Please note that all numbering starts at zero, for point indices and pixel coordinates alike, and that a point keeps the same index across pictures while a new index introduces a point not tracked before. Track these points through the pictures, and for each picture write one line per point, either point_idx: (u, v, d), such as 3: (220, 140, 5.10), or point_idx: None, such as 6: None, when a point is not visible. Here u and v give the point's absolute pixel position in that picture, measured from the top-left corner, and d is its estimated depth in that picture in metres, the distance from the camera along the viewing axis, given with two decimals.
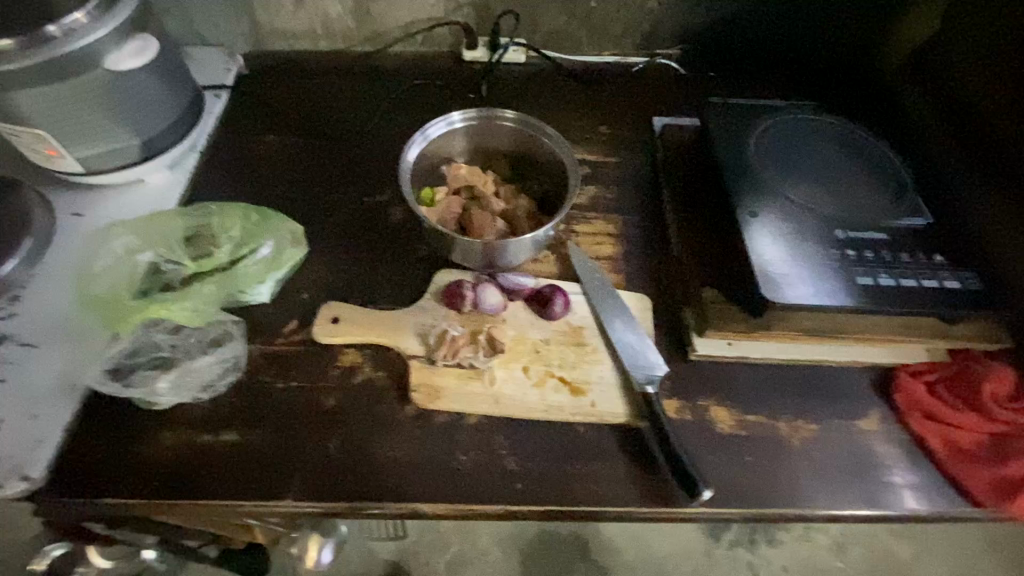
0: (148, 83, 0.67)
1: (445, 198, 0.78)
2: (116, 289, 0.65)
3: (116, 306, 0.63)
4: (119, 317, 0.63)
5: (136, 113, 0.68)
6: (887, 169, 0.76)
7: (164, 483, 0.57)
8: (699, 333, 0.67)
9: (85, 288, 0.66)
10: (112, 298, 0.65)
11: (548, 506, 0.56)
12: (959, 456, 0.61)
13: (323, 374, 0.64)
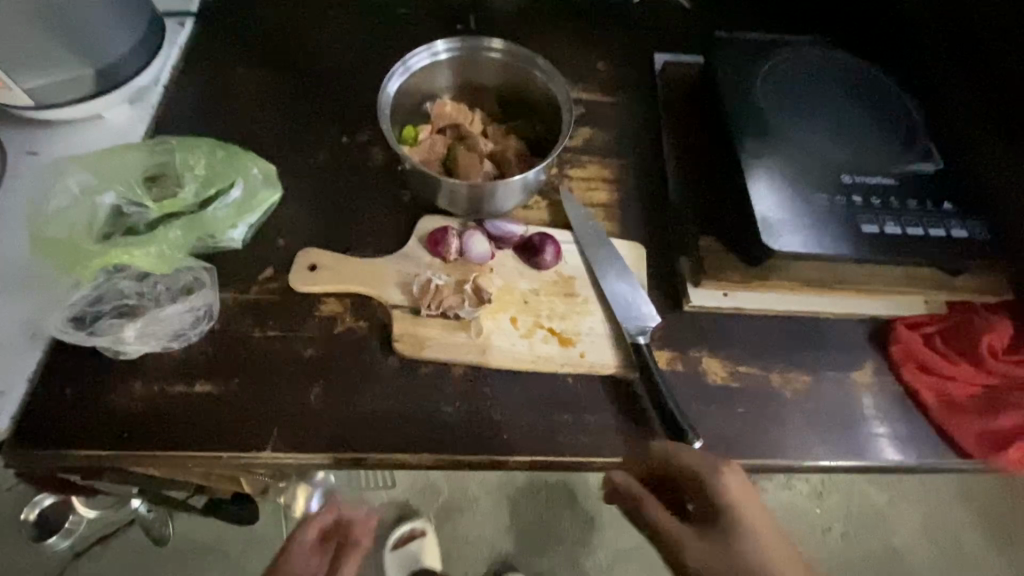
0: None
1: (429, 138, 0.71)
2: (73, 232, 0.60)
3: (75, 251, 0.59)
4: (79, 262, 0.59)
5: (81, 36, 0.65)
6: (898, 109, 0.71)
7: (137, 433, 0.55)
8: (696, 284, 0.66)
9: (38, 230, 0.61)
10: (68, 242, 0.60)
11: (538, 457, 0.57)
12: (952, 409, 0.63)
13: (302, 324, 0.62)
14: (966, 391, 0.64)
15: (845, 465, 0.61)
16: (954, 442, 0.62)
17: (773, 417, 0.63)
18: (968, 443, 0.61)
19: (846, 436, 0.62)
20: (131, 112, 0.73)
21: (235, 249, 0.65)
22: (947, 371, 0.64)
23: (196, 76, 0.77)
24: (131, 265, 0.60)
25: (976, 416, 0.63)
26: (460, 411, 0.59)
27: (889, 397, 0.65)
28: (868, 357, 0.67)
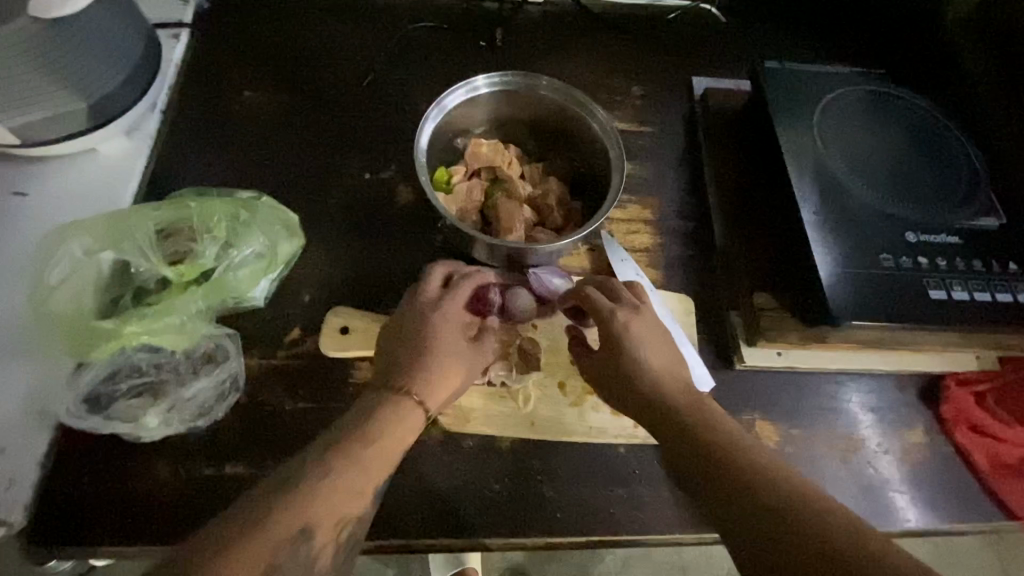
0: (100, 23, 0.60)
1: (464, 184, 0.66)
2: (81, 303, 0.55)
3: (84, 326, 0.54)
4: (90, 338, 0.54)
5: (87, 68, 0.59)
6: (955, 158, 0.68)
7: (166, 526, 0.52)
8: (749, 343, 0.65)
9: (40, 305, 0.55)
10: (75, 314, 0.55)
11: (594, 537, 0.55)
12: (1002, 470, 0.63)
13: (339, 392, 0.59)
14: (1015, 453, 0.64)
15: (896, 530, 0.60)
16: (1004, 503, 0.62)
17: (826, 482, 0.62)
18: (1018, 504, 0.62)
19: (898, 498, 0.62)
20: (130, 145, 0.66)
21: (257, 307, 0.61)
22: (997, 431, 0.64)
23: (199, 102, 0.70)
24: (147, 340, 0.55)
25: None
26: (509, 487, 0.57)
27: (940, 458, 0.64)
28: (918, 417, 0.66)
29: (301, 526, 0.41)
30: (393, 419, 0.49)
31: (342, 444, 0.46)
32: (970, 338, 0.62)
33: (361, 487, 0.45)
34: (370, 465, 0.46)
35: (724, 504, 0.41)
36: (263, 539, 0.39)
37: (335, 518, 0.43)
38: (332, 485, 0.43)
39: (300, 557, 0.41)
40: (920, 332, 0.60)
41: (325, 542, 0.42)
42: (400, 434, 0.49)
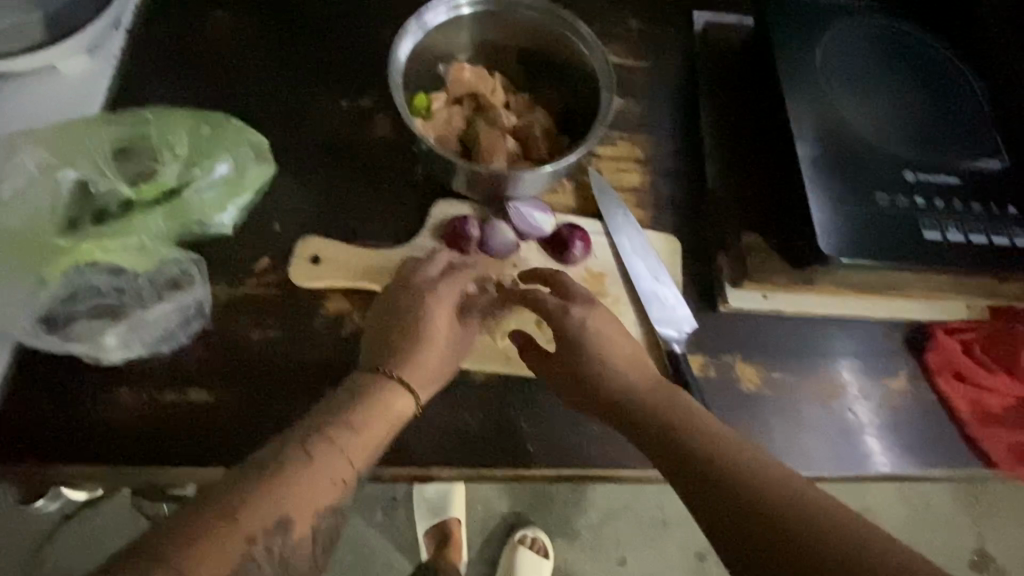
0: None
1: (444, 109, 0.62)
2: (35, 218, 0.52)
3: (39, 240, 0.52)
4: (44, 255, 0.52)
5: None
6: (965, 95, 0.64)
7: (130, 450, 0.51)
8: (734, 284, 0.62)
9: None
10: (30, 229, 0.52)
11: (566, 471, 0.55)
12: (986, 421, 0.62)
13: (307, 322, 0.57)
14: (1002, 403, 0.62)
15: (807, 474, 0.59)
16: (983, 453, 0.61)
17: (805, 426, 0.60)
18: (999, 454, 0.61)
19: (870, 443, 0.61)
20: (92, 64, 0.63)
21: (227, 236, 0.58)
22: (983, 381, 0.63)
23: (165, 20, 0.66)
24: (106, 259, 0.53)
25: (1008, 427, 0.62)
26: (482, 421, 0.56)
27: (924, 407, 0.63)
28: (903, 364, 0.64)
29: (277, 517, 0.40)
30: (379, 402, 0.48)
31: (326, 430, 0.45)
32: (958, 281, 0.61)
33: (344, 474, 0.44)
34: (352, 451, 0.45)
35: (687, 478, 0.42)
36: (236, 531, 0.38)
37: (313, 506, 0.42)
38: (318, 473, 0.43)
39: (276, 544, 0.40)
40: (910, 274, 0.58)
41: (305, 530, 0.42)
42: (381, 421, 0.48)
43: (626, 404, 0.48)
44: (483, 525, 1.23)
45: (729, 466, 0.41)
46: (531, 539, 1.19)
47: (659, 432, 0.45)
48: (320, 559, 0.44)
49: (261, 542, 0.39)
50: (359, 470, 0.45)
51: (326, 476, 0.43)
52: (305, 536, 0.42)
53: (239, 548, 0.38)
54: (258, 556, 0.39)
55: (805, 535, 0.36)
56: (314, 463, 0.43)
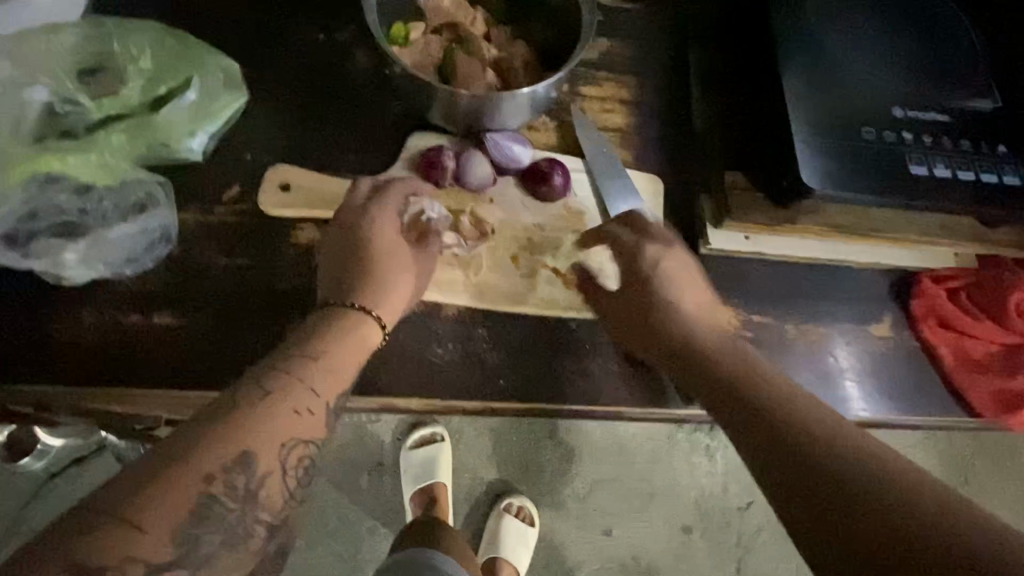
0: None
1: (422, 39, 0.62)
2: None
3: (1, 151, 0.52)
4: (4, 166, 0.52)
5: None
6: (959, 32, 0.63)
7: (91, 368, 0.51)
8: (715, 225, 0.61)
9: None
10: None
11: (536, 404, 0.55)
12: (970, 369, 0.61)
13: (278, 251, 0.57)
14: (988, 350, 0.62)
15: None
16: (966, 401, 0.60)
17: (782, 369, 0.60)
18: (981, 401, 0.60)
19: (847, 388, 0.60)
20: None
21: (195, 163, 0.58)
22: (967, 328, 0.62)
23: None
24: (64, 172, 0.53)
25: (991, 375, 0.61)
26: (453, 353, 0.56)
27: (903, 353, 0.62)
28: (886, 310, 0.63)
29: (237, 453, 0.38)
30: (345, 334, 0.48)
31: (291, 366, 0.43)
32: (941, 220, 0.61)
33: (310, 405, 0.43)
34: (318, 381, 0.44)
35: (732, 406, 0.44)
36: (189, 469, 0.36)
37: (279, 438, 0.40)
38: (283, 405, 0.41)
39: (239, 480, 0.38)
40: (887, 210, 0.60)
41: (272, 465, 0.40)
42: (350, 352, 0.47)
43: (684, 349, 0.51)
44: (470, 493, 1.19)
45: (777, 399, 0.42)
46: (517, 508, 1.16)
47: (714, 369, 0.47)
48: (296, 494, 0.42)
49: (220, 481, 0.37)
50: (328, 403, 0.44)
51: (289, 408, 0.41)
52: (271, 472, 0.40)
53: (195, 488, 0.36)
54: (220, 493, 0.37)
55: (838, 455, 0.37)
56: (274, 397, 0.41)
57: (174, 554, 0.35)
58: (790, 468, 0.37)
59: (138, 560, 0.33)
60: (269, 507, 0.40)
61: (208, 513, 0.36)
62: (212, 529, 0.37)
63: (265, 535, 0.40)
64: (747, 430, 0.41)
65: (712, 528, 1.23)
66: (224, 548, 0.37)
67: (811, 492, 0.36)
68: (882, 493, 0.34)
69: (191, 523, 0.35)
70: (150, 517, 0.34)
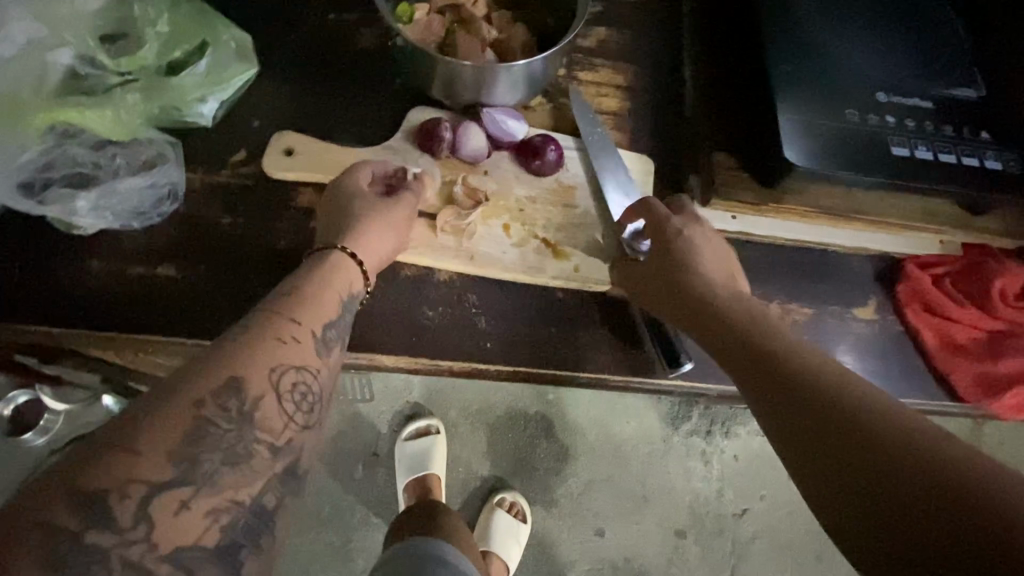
0: None
1: (426, 18, 0.64)
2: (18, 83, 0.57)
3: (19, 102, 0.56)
4: (23, 115, 0.56)
5: None
6: (944, 28, 0.66)
7: (95, 313, 0.54)
8: (703, 203, 0.64)
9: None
10: (13, 93, 0.57)
11: (522, 366, 0.56)
12: (954, 353, 0.62)
13: (280, 212, 0.59)
14: (970, 335, 0.63)
15: None
16: (948, 384, 0.61)
17: None
18: (964, 386, 0.60)
19: None
20: None
21: (205, 128, 0.61)
22: (952, 313, 0.63)
23: None
24: (81, 125, 0.58)
25: (974, 360, 0.61)
26: (442, 315, 0.57)
27: (888, 337, 0.63)
28: (871, 294, 0.65)
29: (227, 377, 0.38)
30: (330, 274, 0.49)
31: (270, 304, 0.44)
32: (926, 203, 0.64)
33: (293, 333, 0.43)
34: (298, 313, 0.44)
35: (751, 374, 0.44)
36: (180, 398, 0.36)
37: (268, 363, 0.40)
38: (265, 336, 0.41)
39: (232, 403, 0.38)
40: (876, 192, 0.62)
41: (263, 388, 0.40)
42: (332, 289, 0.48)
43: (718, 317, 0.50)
44: (462, 488, 1.18)
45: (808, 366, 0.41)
46: (509, 503, 1.14)
47: (731, 335, 0.48)
48: (298, 418, 0.41)
49: (211, 403, 0.37)
50: (312, 331, 0.44)
51: (273, 336, 0.42)
52: (265, 394, 0.40)
53: (186, 411, 0.36)
54: (214, 415, 0.37)
55: (863, 417, 0.36)
56: (258, 328, 0.42)
57: (175, 474, 0.35)
58: (812, 433, 0.38)
59: (139, 481, 0.33)
60: (267, 428, 0.39)
61: (203, 434, 0.36)
62: (212, 448, 0.36)
63: (269, 456, 0.39)
64: (766, 397, 0.42)
65: (707, 535, 1.20)
66: (226, 467, 0.37)
67: (835, 454, 0.36)
68: (911, 452, 0.33)
69: (187, 444, 0.36)
70: (143, 442, 0.34)
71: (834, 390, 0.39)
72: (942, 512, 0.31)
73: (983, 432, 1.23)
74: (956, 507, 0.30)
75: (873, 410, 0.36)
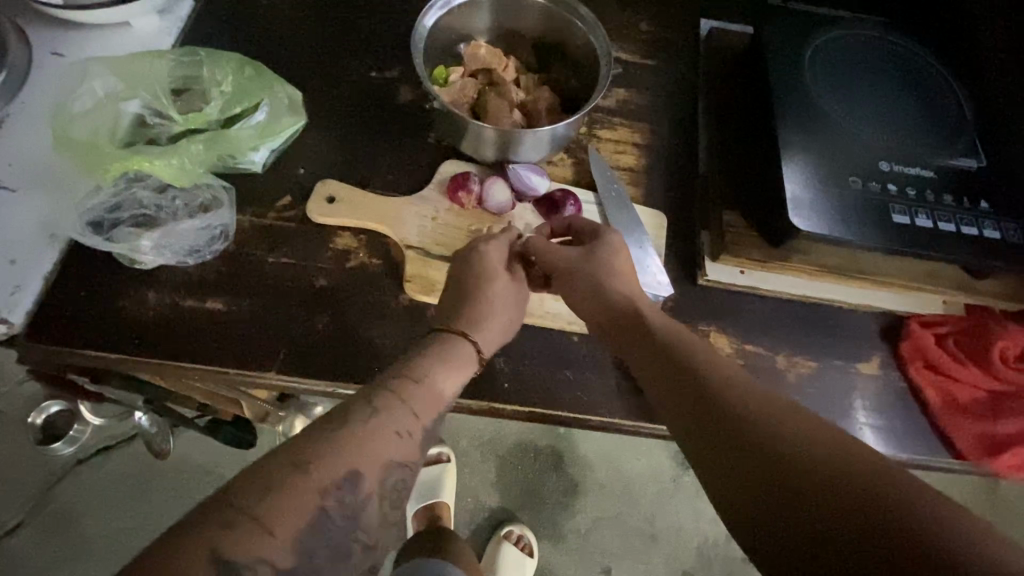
0: None
1: (459, 80, 0.70)
2: (96, 134, 0.63)
3: (97, 151, 0.63)
4: (99, 163, 0.62)
5: None
6: (946, 101, 0.70)
7: (147, 342, 0.59)
8: (713, 257, 0.67)
9: (62, 130, 0.64)
10: (92, 143, 0.64)
11: (536, 408, 0.60)
12: (956, 412, 0.64)
13: (320, 254, 0.65)
14: (971, 395, 0.65)
15: None
16: (948, 441, 0.63)
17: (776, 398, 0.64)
18: (965, 444, 0.62)
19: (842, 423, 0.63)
20: (160, 24, 0.73)
21: (256, 173, 0.68)
22: (953, 371, 0.65)
23: None
24: (151, 171, 0.64)
25: (975, 419, 0.63)
26: None
27: (890, 392, 0.65)
28: (875, 350, 0.67)
29: (349, 471, 0.42)
30: (444, 361, 0.52)
31: (395, 389, 0.47)
32: (932, 265, 0.66)
33: (409, 429, 0.46)
34: (417, 406, 0.48)
35: (690, 419, 0.45)
36: (310, 480, 0.40)
37: (383, 459, 0.44)
38: (383, 428, 0.45)
39: (348, 497, 0.41)
40: (880, 256, 0.65)
41: (374, 486, 0.43)
42: (448, 377, 0.51)
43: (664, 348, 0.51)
44: (470, 518, 1.19)
45: (746, 400, 0.44)
46: (516, 537, 1.14)
47: (671, 373, 0.49)
48: (389, 516, 0.44)
49: (332, 496, 0.40)
50: (423, 426, 0.47)
51: (391, 430, 0.45)
52: (374, 490, 0.43)
53: (313, 500, 0.40)
54: (331, 508, 0.40)
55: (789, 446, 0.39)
56: (378, 420, 0.45)
57: (293, 563, 0.38)
58: (749, 473, 0.39)
59: (267, 563, 0.37)
60: (368, 526, 0.43)
61: (320, 524, 0.40)
62: (325, 544, 0.40)
63: (363, 553, 0.43)
64: (706, 444, 0.43)
65: None
66: (332, 562, 0.41)
67: (770, 495, 0.38)
68: (840, 481, 0.36)
69: (308, 534, 0.39)
70: (276, 522, 0.38)
71: (770, 430, 0.41)
72: (871, 536, 0.33)
73: (1000, 490, 1.22)
74: (886, 529, 0.33)
75: (794, 438, 0.40)
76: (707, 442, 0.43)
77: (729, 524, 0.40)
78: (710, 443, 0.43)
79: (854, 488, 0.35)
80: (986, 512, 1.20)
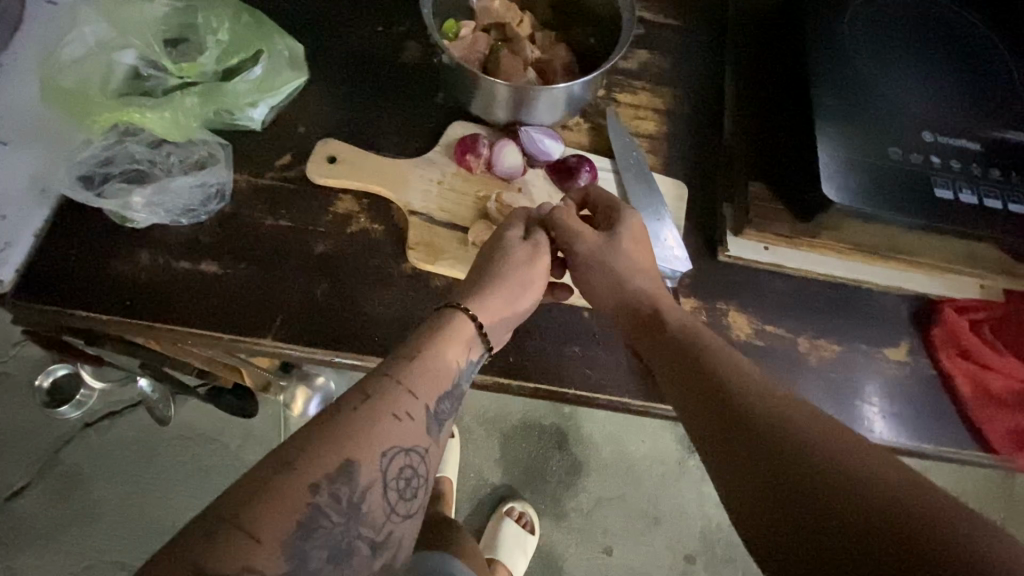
0: None
1: (471, 35, 0.65)
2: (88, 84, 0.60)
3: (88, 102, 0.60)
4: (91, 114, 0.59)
5: None
6: (996, 68, 0.65)
7: (140, 303, 0.57)
8: (735, 232, 0.63)
9: (54, 79, 0.61)
10: (83, 93, 0.61)
11: (543, 385, 0.57)
12: (989, 404, 0.60)
13: (320, 217, 0.61)
14: (1008, 386, 0.60)
15: None
16: (981, 436, 0.59)
17: (797, 382, 0.60)
18: (996, 438, 0.59)
19: (869, 409, 0.60)
20: None
21: (254, 131, 0.64)
22: (988, 361, 0.61)
23: None
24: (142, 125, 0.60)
25: (1009, 411, 0.59)
26: None
27: (920, 381, 0.62)
28: (905, 335, 0.63)
29: (340, 461, 0.39)
30: (448, 339, 0.49)
31: (391, 370, 0.45)
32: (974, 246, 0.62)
33: (409, 409, 0.43)
34: (415, 384, 0.45)
35: (710, 426, 0.42)
36: (296, 477, 0.37)
37: (382, 444, 0.41)
38: (379, 411, 0.42)
39: (343, 490, 0.39)
40: (916, 234, 0.61)
41: (374, 476, 0.40)
42: (450, 353, 0.48)
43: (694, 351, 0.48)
44: (472, 493, 1.18)
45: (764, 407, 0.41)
46: (518, 513, 1.13)
47: (681, 368, 0.47)
48: (399, 508, 0.42)
49: (324, 491, 0.38)
50: (427, 407, 0.45)
51: (388, 412, 0.42)
52: (374, 483, 0.40)
53: (303, 496, 0.37)
54: (324, 504, 0.38)
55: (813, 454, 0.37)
56: (374, 401, 0.42)
57: (286, 567, 0.36)
58: (762, 473, 0.38)
59: (254, 571, 0.35)
60: (370, 522, 0.40)
61: (314, 523, 0.37)
62: (320, 542, 0.37)
63: (368, 553, 0.40)
64: (718, 456, 0.41)
65: (719, 562, 1.17)
66: (331, 564, 0.38)
67: (782, 499, 0.36)
68: (860, 496, 0.34)
69: (298, 536, 0.37)
70: (263, 528, 0.35)
71: (779, 422, 0.39)
72: (892, 557, 0.31)
73: (1016, 486, 1.18)
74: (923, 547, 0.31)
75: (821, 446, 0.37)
76: (712, 435, 0.42)
77: (738, 525, 0.38)
78: (714, 437, 0.42)
79: (876, 502, 0.33)
80: (1001, 507, 1.17)
